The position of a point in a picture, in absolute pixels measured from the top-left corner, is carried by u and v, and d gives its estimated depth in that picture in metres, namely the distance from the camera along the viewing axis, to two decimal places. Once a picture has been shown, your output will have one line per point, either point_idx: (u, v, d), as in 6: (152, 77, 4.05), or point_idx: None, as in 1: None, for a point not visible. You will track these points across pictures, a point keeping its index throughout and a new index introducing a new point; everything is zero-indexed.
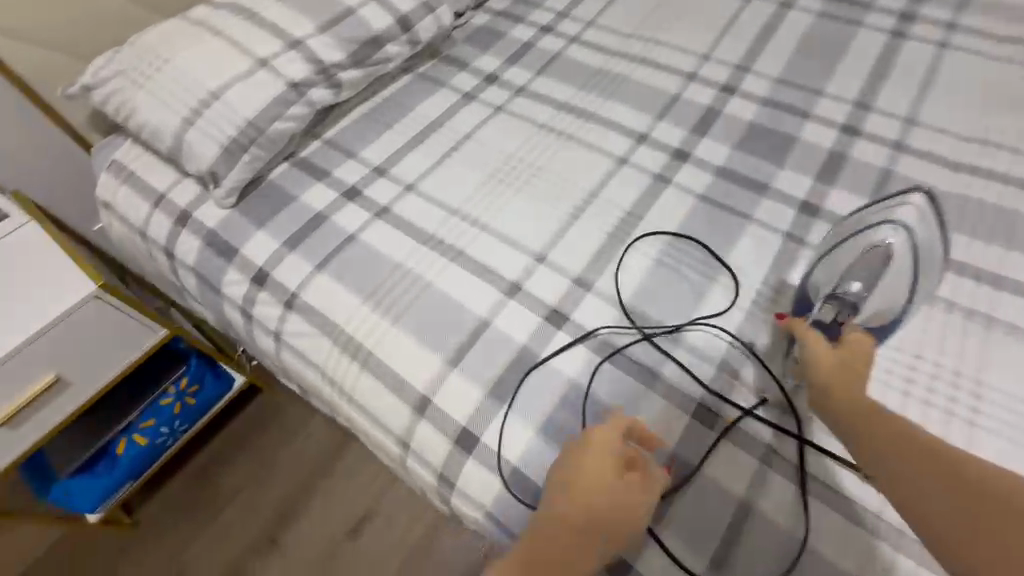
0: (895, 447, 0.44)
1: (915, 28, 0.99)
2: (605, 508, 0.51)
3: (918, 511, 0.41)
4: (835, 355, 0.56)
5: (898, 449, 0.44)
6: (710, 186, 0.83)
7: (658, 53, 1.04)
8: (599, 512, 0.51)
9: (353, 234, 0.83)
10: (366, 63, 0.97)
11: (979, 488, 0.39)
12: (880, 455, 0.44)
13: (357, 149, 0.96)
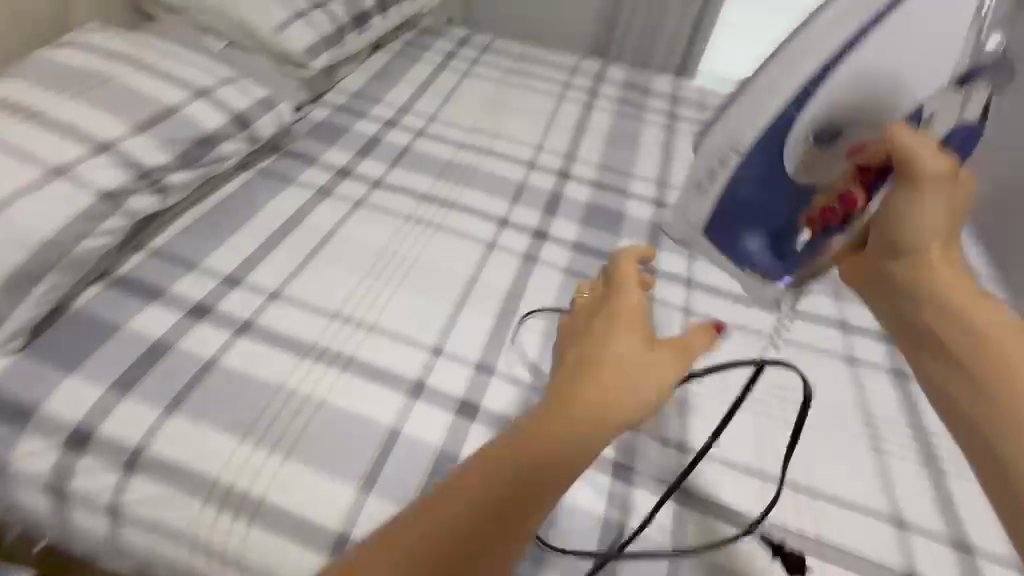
0: (963, 336, 0.51)
1: (679, 124, 1.31)
2: (622, 383, 0.48)
3: (943, 391, 0.51)
4: (935, 224, 0.55)
5: (967, 341, 0.51)
6: (571, 260, 0.95)
7: (500, 144, 1.17)
8: (610, 389, 0.47)
9: (211, 361, 0.70)
10: (200, 163, 0.87)
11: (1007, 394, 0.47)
12: (938, 355, 0.52)
13: (197, 259, 0.83)
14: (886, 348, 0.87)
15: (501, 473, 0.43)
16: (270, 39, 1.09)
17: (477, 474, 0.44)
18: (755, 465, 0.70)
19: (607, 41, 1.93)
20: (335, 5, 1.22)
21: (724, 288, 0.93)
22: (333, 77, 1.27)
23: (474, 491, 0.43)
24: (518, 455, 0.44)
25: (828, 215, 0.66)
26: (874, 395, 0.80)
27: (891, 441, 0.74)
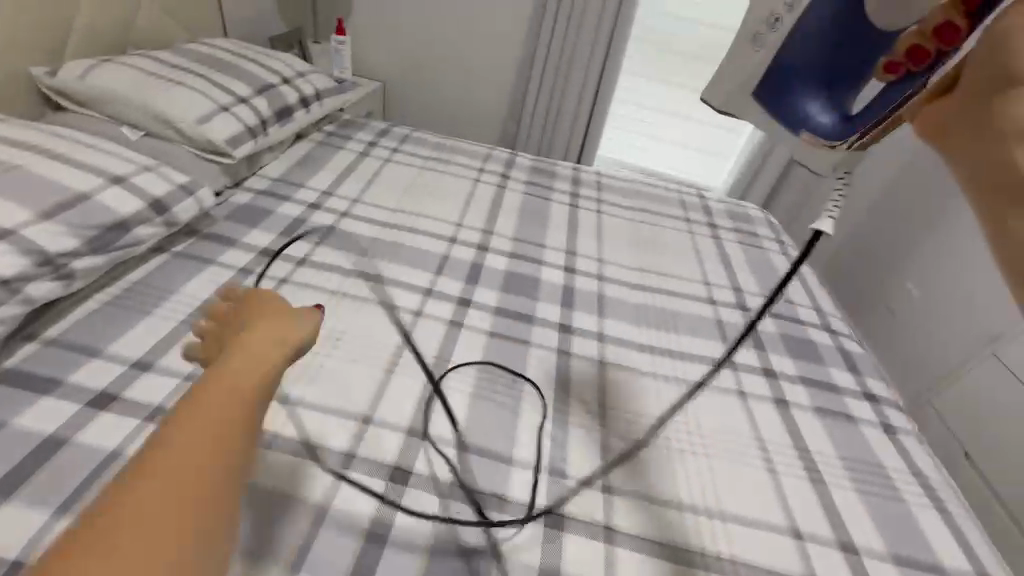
0: None
1: (581, 202, 1.50)
2: None
3: None
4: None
5: None
6: (494, 323, 1.01)
7: (422, 222, 1.26)
8: None
9: (116, 452, 0.66)
10: (111, 248, 0.85)
11: None
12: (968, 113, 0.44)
13: (100, 345, 0.79)
14: (768, 382, 1.01)
15: (241, 359, 0.52)
16: (189, 129, 1.12)
17: (201, 394, 0.49)
18: (673, 497, 0.77)
19: (515, 132, 2.18)
20: (258, 101, 1.30)
21: (633, 340, 1.04)
22: (255, 165, 1.31)
23: (194, 423, 0.46)
24: (267, 325, 0.57)
25: (894, 71, 0.55)
26: (763, 423, 0.91)
27: (781, 462, 0.85)
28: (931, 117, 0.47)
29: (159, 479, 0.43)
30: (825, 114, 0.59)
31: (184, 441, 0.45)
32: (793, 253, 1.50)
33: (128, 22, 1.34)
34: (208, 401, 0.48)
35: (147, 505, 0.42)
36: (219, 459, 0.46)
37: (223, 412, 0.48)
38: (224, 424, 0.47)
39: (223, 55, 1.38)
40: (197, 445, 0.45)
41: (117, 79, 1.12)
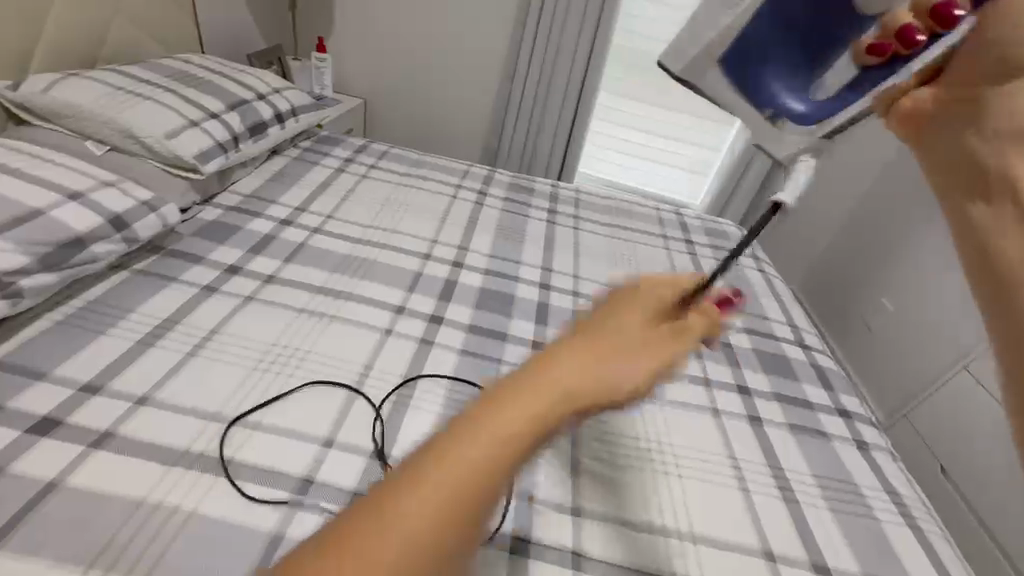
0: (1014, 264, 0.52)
1: (558, 218, 1.50)
2: (626, 356, 0.52)
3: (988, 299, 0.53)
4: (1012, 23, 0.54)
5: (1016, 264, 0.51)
6: (465, 340, 1.00)
7: (397, 238, 1.25)
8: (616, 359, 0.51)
9: (54, 482, 0.63)
10: (65, 266, 0.83)
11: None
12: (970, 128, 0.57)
13: (48, 367, 0.75)
14: (741, 398, 1.01)
15: (579, 372, 0.49)
16: (156, 145, 1.10)
17: (511, 404, 0.46)
18: (645, 519, 0.75)
19: (496, 149, 2.19)
20: (231, 116, 1.28)
21: None
22: (226, 180, 1.29)
23: (491, 441, 0.44)
24: (650, 342, 0.54)
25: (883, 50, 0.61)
26: (736, 440, 0.90)
27: (755, 480, 0.84)
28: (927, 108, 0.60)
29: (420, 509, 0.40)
30: (798, 102, 0.65)
31: (488, 462, 0.43)
32: (767, 268, 1.52)
33: (99, 38, 1.32)
34: (462, 451, 0.43)
35: (402, 535, 0.39)
36: (485, 494, 0.42)
37: (496, 449, 0.44)
38: (450, 494, 0.41)
39: (197, 71, 1.37)
40: (488, 469, 0.43)
41: (83, 93, 1.10)
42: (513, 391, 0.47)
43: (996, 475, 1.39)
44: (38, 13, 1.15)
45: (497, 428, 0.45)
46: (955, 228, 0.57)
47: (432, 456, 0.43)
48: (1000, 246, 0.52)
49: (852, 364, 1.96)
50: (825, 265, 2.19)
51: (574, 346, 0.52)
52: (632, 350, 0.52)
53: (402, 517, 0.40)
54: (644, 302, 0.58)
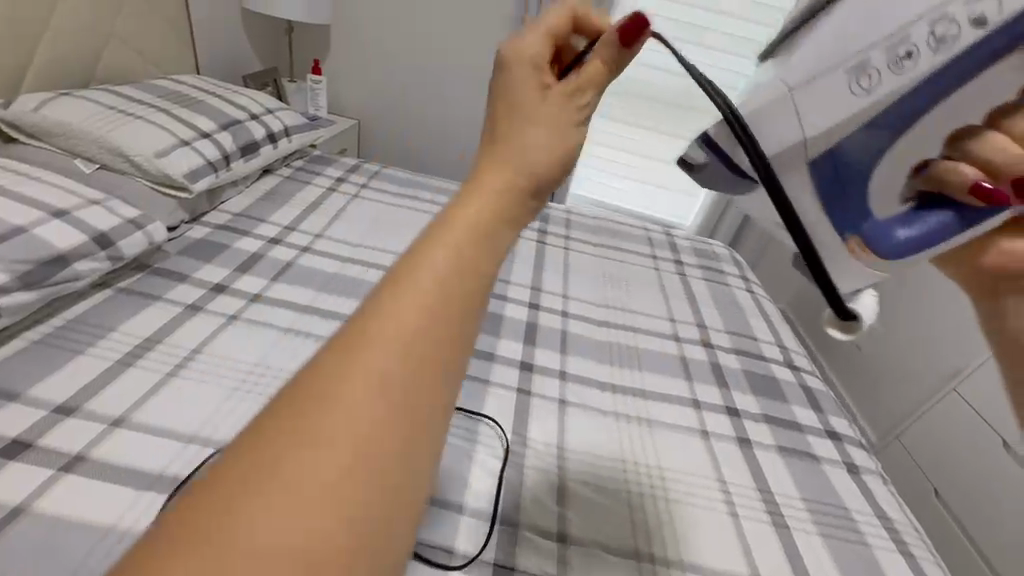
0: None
1: (548, 238, 1.50)
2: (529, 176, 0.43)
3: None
4: None
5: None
6: None
7: (386, 258, 1.24)
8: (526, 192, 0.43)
9: (20, 507, 0.61)
10: (45, 284, 0.82)
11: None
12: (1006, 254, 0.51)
13: (22, 388, 0.74)
14: (730, 420, 1.00)
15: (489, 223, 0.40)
16: (145, 164, 1.10)
17: (428, 256, 0.36)
18: (632, 546, 0.73)
19: None
20: (223, 137, 1.29)
21: (595, 378, 1.02)
22: (216, 199, 1.29)
23: (407, 305, 0.35)
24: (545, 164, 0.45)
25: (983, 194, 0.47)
26: (725, 463, 0.89)
27: (744, 505, 0.83)
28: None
29: (340, 397, 0.32)
30: (899, 225, 0.52)
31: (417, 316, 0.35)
32: (757, 289, 1.53)
33: (93, 58, 1.34)
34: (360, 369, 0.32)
35: (321, 469, 0.30)
36: (431, 349, 0.35)
37: (404, 348, 0.34)
38: (363, 422, 0.31)
39: (190, 91, 1.39)
40: (413, 331, 0.34)
41: (74, 112, 1.11)
42: (407, 278, 0.36)
43: (989, 498, 1.37)
44: (33, 34, 1.16)
45: (398, 327, 0.34)
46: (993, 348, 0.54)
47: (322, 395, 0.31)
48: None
49: (844, 387, 1.96)
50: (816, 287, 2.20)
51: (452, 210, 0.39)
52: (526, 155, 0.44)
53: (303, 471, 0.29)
54: (528, 85, 0.48)
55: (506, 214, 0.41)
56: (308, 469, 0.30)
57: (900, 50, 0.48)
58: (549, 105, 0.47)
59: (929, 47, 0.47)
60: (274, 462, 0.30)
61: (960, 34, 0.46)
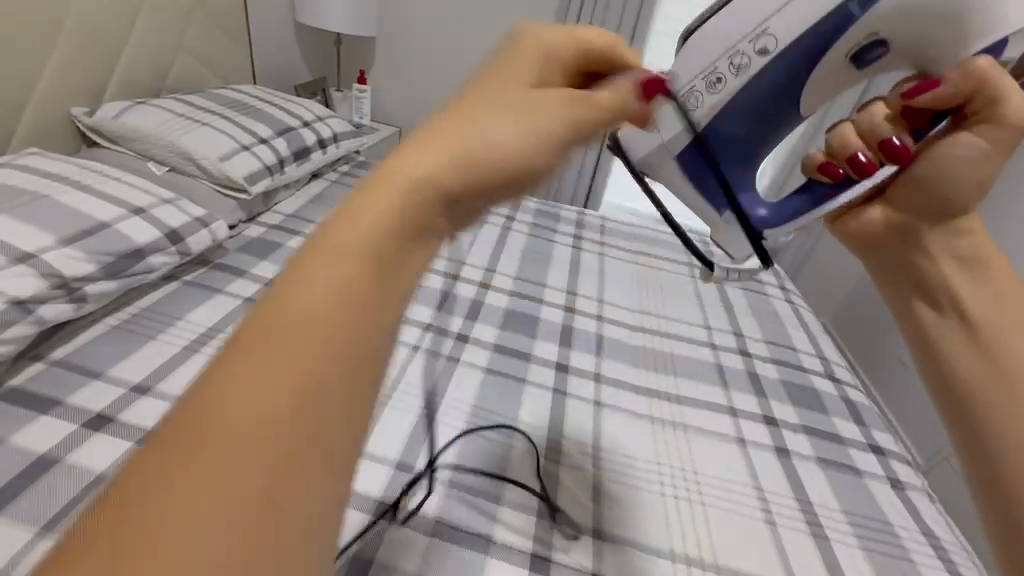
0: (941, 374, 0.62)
1: (584, 244, 1.52)
2: (463, 176, 0.33)
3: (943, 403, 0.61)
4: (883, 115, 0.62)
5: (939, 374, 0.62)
6: (491, 359, 1.01)
7: (426, 259, 1.29)
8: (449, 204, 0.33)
9: (103, 474, 0.67)
10: (124, 274, 0.89)
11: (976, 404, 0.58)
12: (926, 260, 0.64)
13: (104, 367, 0.81)
14: (767, 427, 0.99)
15: (382, 243, 0.30)
16: (209, 166, 1.19)
17: (304, 302, 0.28)
18: (666, 547, 0.74)
19: None
20: (279, 142, 1.38)
21: (630, 380, 1.04)
22: (271, 200, 1.38)
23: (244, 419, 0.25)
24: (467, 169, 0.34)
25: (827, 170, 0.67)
26: (763, 472, 0.88)
27: (782, 513, 0.82)
28: (875, 226, 0.68)
29: (295, 334, 0.27)
30: (765, 203, 0.71)
31: (388, 218, 0.31)
32: (795, 299, 1.50)
33: (164, 70, 1.45)
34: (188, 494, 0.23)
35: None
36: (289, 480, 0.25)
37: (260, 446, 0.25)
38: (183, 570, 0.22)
39: (250, 100, 1.49)
40: (262, 463, 0.24)
41: (148, 118, 1.20)
42: (272, 351, 0.27)
43: None
44: (115, 49, 1.28)
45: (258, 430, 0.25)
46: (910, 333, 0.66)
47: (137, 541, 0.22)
48: (967, 391, 0.59)
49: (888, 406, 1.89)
50: (856, 302, 2.14)
51: (333, 246, 0.30)
52: (466, 142, 0.34)
53: None
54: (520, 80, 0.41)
55: (420, 222, 0.32)
56: None
57: (712, 77, 0.63)
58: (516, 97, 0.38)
59: (732, 73, 0.62)
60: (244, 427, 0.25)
61: (750, 63, 0.62)
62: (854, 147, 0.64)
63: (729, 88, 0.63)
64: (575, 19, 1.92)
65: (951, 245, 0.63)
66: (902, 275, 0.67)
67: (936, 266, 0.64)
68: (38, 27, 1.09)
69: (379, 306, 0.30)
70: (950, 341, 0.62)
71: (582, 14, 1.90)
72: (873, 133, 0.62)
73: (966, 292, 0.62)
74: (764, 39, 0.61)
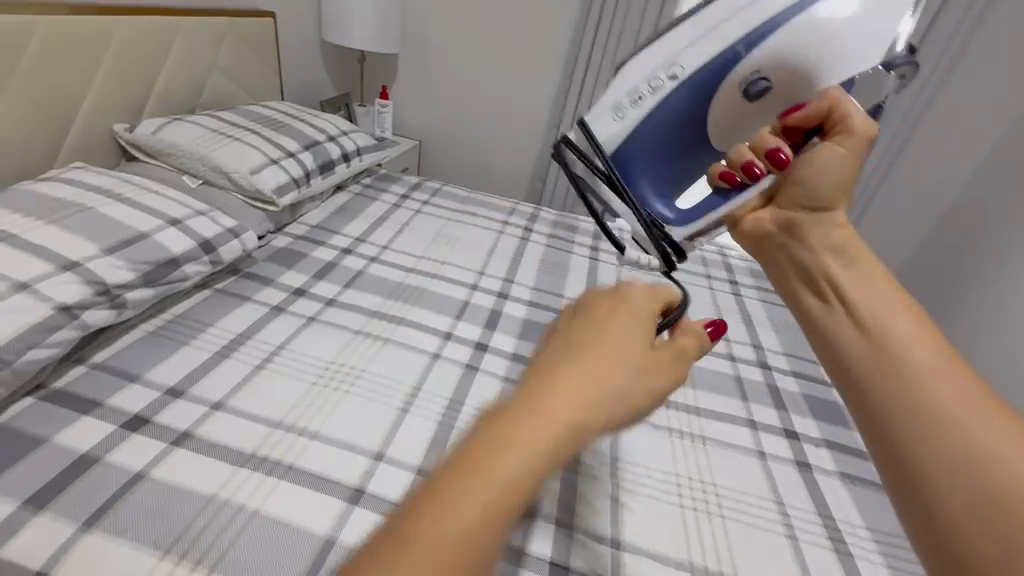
0: (849, 387, 0.57)
1: (601, 255, 1.53)
2: (613, 341, 0.46)
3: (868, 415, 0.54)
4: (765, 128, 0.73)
5: (851, 385, 0.57)
6: (509, 367, 1.03)
7: (446, 269, 1.32)
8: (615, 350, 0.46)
9: (140, 473, 0.70)
10: (161, 282, 0.94)
11: (917, 411, 0.51)
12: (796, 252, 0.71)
13: (141, 371, 0.85)
14: (787, 440, 0.98)
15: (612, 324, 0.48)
16: (239, 179, 1.24)
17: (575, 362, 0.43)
18: (684, 558, 0.74)
19: (541, 188, 2.28)
20: (305, 155, 1.43)
21: None
22: (298, 211, 1.43)
23: (548, 420, 0.39)
24: (605, 333, 0.47)
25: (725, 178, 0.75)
26: (783, 485, 0.88)
27: (804, 528, 0.81)
28: (767, 226, 0.75)
29: (546, 405, 0.40)
30: (667, 208, 0.80)
31: (629, 323, 0.49)
32: None
33: (199, 89, 1.52)
34: (508, 452, 0.38)
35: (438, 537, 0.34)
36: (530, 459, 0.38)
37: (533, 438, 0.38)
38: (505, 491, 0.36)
39: (278, 116, 1.55)
40: (530, 452, 0.38)
41: (184, 133, 1.26)
42: (563, 388, 0.41)
43: None
44: (154, 70, 1.35)
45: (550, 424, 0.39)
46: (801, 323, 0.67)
47: (475, 467, 0.37)
48: (874, 389, 0.55)
49: None
50: None
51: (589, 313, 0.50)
52: (609, 332, 0.47)
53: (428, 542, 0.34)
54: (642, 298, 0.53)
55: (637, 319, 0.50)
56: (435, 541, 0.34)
57: (634, 95, 0.75)
58: (618, 332, 0.48)
59: (649, 89, 0.74)
60: (418, 551, 0.34)
61: (662, 82, 0.74)
62: (751, 155, 0.73)
63: (645, 107, 0.75)
64: (593, 34, 1.95)
65: (824, 236, 0.69)
66: (794, 275, 0.71)
67: (815, 256, 0.69)
68: (82, 49, 1.16)
69: (620, 342, 0.47)
70: (855, 341, 0.59)
71: (601, 28, 1.93)
72: (762, 146, 0.72)
73: (846, 278, 0.64)
74: (675, 68, 0.73)
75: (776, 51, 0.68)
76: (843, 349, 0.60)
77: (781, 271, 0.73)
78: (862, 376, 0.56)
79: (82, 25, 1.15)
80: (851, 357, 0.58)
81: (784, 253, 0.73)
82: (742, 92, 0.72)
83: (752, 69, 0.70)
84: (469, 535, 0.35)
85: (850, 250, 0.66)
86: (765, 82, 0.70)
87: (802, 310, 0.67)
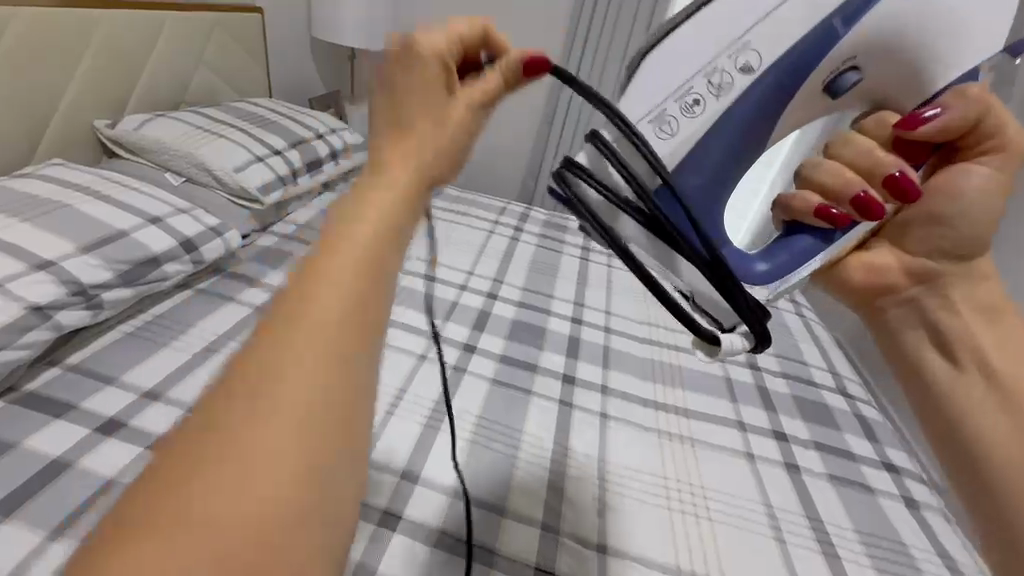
0: (975, 463, 0.58)
1: (592, 256, 1.52)
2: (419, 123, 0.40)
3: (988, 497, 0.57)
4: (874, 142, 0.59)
5: (977, 464, 0.58)
6: (497, 370, 1.01)
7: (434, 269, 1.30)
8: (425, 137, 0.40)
9: (113, 478, 0.68)
10: (140, 282, 0.92)
11: None
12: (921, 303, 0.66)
13: (118, 374, 0.83)
14: (776, 442, 0.98)
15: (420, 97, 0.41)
16: (223, 177, 1.22)
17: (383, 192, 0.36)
18: (672, 562, 0.73)
19: (533, 187, 2.27)
20: (292, 153, 1.41)
21: (636, 392, 1.03)
22: (284, 210, 1.40)
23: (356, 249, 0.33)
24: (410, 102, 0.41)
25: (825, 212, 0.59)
26: (772, 487, 0.87)
27: (792, 531, 0.81)
28: (890, 276, 0.67)
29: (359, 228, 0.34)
30: (760, 258, 0.59)
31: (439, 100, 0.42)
32: (806, 311, 1.48)
33: (184, 85, 1.49)
34: (324, 284, 0.31)
35: (252, 439, 0.27)
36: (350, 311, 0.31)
37: (348, 266, 0.32)
38: (320, 334, 0.30)
39: (265, 113, 1.53)
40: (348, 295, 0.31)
41: (167, 130, 1.24)
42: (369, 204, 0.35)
43: None
44: (137, 64, 1.32)
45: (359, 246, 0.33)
46: (916, 387, 0.64)
47: (286, 310, 0.31)
48: (1002, 474, 0.57)
49: None
50: None
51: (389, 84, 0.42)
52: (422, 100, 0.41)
53: (239, 437, 0.27)
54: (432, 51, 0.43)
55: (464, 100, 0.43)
56: (256, 445, 0.27)
57: (687, 97, 0.52)
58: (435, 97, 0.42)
59: (712, 89, 0.52)
60: (228, 447, 0.27)
61: (732, 79, 0.52)
62: (863, 182, 0.58)
63: (709, 112, 0.52)
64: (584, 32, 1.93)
65: (969, 295, 0.64)
66: (915, 330, 0.66)
67: (956, 315, 0.63)
68: (63, 43, 1.13)
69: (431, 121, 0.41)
70: (990, 421, 0.59)
71: (593, 28, 1.92)
72: (879, 168, 0.58)
73: (995, 352, 0.61)
74: (746, 54, 0.51)
75: (874, 36, 0.52)
76: (967, 424, 0.60)
77: (896, 320, 0.67)
78: (990, 462, 0.57)
79: (60, 18, 1.12)
80: (977, 436, 0.59)
81: (909, 306, 0.66)
82: (827, 90, 0.55)
83: (844, 57, 0.53)
84: (297, 405, 0.29)
85: (993, 312, 0.63)
86: (857, 76, 0.54)
87: (913, 365, 0.65)
